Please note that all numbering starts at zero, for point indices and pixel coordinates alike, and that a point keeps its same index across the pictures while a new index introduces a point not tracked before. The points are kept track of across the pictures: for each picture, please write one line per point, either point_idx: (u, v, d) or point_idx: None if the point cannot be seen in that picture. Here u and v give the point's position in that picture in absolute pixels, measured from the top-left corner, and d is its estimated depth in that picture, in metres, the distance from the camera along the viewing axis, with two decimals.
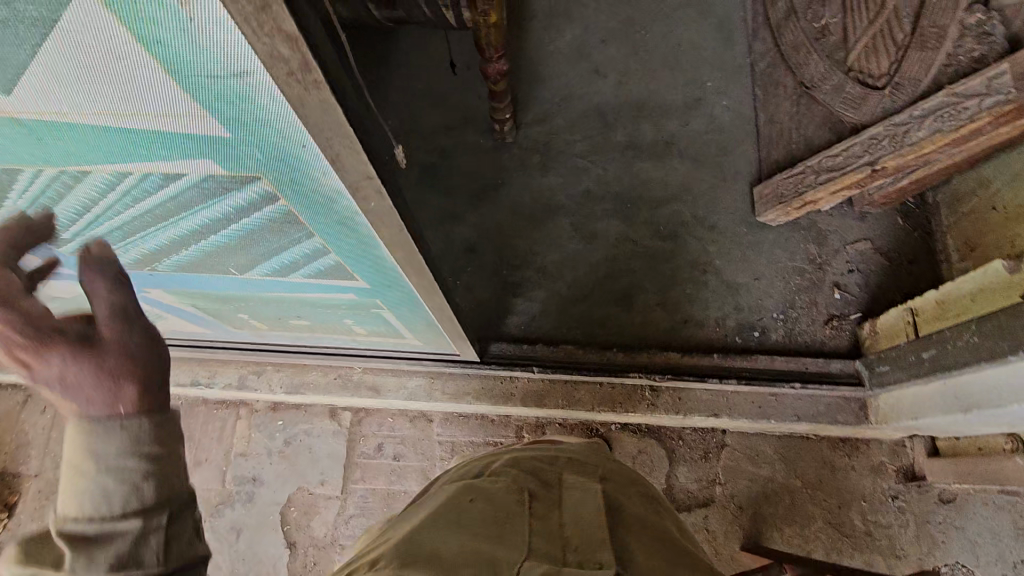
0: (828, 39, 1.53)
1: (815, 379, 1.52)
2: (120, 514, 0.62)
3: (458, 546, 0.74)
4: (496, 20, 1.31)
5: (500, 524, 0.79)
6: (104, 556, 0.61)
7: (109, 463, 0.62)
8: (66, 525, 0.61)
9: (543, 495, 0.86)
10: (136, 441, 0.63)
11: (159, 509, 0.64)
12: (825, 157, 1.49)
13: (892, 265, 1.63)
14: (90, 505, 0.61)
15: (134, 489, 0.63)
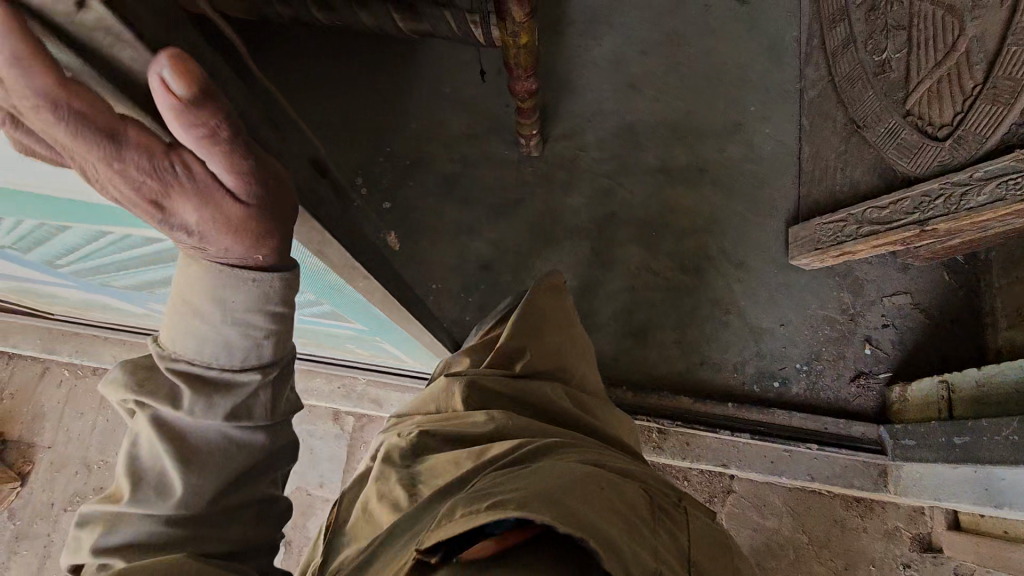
0: (887, 76, 1.40)
1: (834, 442, 1.44)
2: (238, 367, 0.59)
3: (612, 531, 0.54)
4: (528, 42, 1.25)
5: (640, 521, 0.60)
6: (222, 404, 0.59)
7: (236, 315, 0.56)
8: (176, 362, 0.59)
9: (672, 511, 0.68)
10: (265, 297, 0.55)
11: (274, 365, 0.61)
12: (871, 208, 1.39)
13: (931, 323, 1.52)
14: (208, 351, 0.58)
15: (254, 346, 0.59)
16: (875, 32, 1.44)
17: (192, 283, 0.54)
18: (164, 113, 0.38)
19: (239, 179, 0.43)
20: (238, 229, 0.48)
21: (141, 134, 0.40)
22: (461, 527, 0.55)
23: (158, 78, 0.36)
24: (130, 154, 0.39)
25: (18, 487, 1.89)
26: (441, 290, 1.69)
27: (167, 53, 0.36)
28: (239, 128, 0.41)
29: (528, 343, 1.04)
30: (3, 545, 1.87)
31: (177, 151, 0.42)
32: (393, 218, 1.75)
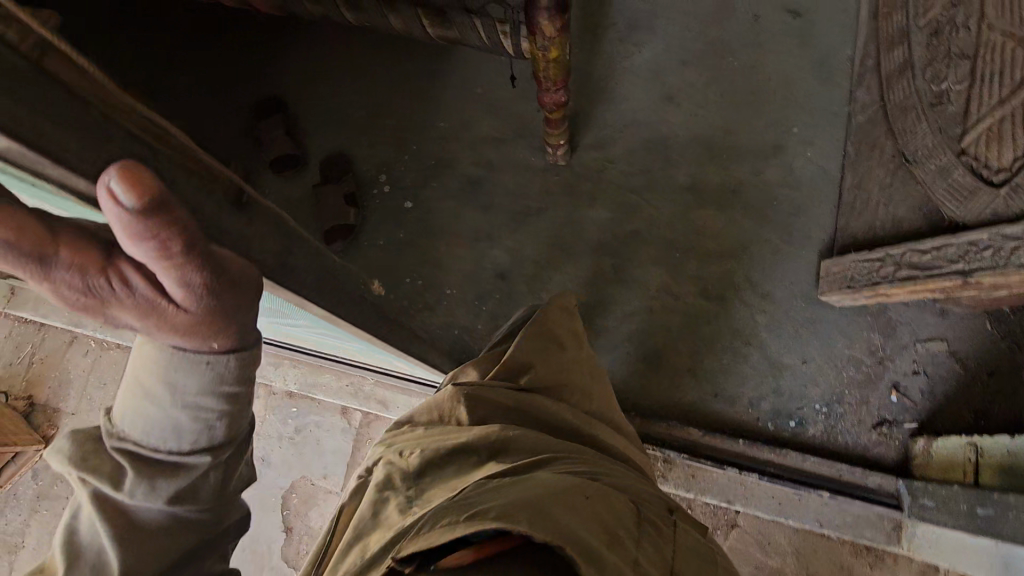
0: (945, 109, 1.30)
1: (846, 491, 1.39)
2: (189, 449, 0.68)
3: (591, 540, 0.63)
4: (557, 56, 1.21)
5: (619, 534, 0.68)
6: (166, 485, 0.67)
7: (188, 398, 0.65)
8: (124, 441, 0.67)
9: (654, 523, 0.76)
10: (220, 379, 0.65)
11: (226, 445, 0.70)
12: (912, 251, 1.31)
13: (968, 375, 1.42)
14: (159, 434, 0.67)
15: (207, 427, 0.67)
16: (935, 59, 1.33)
17: (153, 371, 0.64)
18: (117, 227, 0.47)
19: (184, 289, 0.54)
20: (183, 327, 0.58)
21: (77, 251, 0.49)
22: (443, 536, 0.62)
23: (108, 190, 0.45)
24: (60, 274, 0.48)
25: (42, 449, 1.94)
26: (455, 296, 1.68)
27: (117, 166, 0.45)
28: (191, 239, 0.51)
29: (533, 361, 1.01)
30: (24, 503, 1.92)
31: (116, 267, 0.51)
32: (412, 218, 1.75)
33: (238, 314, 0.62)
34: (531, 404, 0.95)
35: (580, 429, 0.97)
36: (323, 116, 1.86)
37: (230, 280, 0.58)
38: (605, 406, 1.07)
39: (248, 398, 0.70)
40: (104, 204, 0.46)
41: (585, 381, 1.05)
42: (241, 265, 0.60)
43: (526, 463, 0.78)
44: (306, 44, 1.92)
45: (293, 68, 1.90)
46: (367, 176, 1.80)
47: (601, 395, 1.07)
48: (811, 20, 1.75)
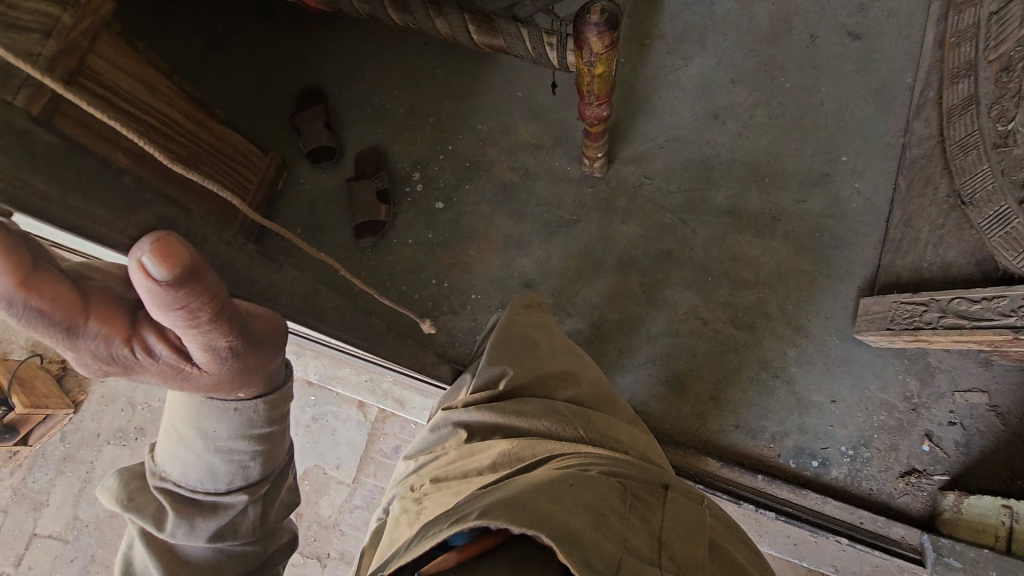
0: (1010, 151, 1.23)
1: (865, 540, 1.33)
2: (225, 489, 0.75)
3: (575, 524, 0.58)
4: (603, 71, 1.18)
5: (607, 515, 0.62)
6: (205, 526, 0.74)
7: (220, 444, 0.71)
8: (166, 481, 0.75)
9: (645, 497, 0.69)
10: (250, 423, 0.71)
11: (260, 481, 0.78)
12: (959, 298, 1.26)
13: (1007, 431, 1.36)
14: (195, 477, 0.74)
15: (241, 468, 0.74)
16: (1005, 96, 1.25)
17: (186, 423, 0.71)
18: (147, 296, 0.48)
19: (210, 354, 0.56)
20: (208, 381, 0.61)
21: (107, 321, 0.50)
22: (427, 544, 0.59)
23: (138, 264, 0.45)
24: (88, 342, 0.49)
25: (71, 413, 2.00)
26: (480, 302, 1.67)
27: (150, 241, 0.46)
28: (218, 304, 0.52)
29: (509, 362, 0.95)
30: (51, 464, 1.98)
31: (141, 333, 0.53)
32: (443, 218, 1.75)
33: (261, 364, 0.65)
34: (523, 403, 0.87)
35: (568, 408, 0.88)
36: (364, 111, 1.86)
37: (253, 340, 0.60)
38: (600, 389, 0.99)
39: (276, 437, 0.76)
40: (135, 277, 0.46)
41: (569, 368, 0.99)
42: (263, 326, 0.62)
43: (509, 471, 0.73)
44: (351, 37, 1.92)
45: (338, 61, 1.91)
46: (401, 173, 1.80)
47: (596, 383, 0.99)
48: (872, 45, 1.67)
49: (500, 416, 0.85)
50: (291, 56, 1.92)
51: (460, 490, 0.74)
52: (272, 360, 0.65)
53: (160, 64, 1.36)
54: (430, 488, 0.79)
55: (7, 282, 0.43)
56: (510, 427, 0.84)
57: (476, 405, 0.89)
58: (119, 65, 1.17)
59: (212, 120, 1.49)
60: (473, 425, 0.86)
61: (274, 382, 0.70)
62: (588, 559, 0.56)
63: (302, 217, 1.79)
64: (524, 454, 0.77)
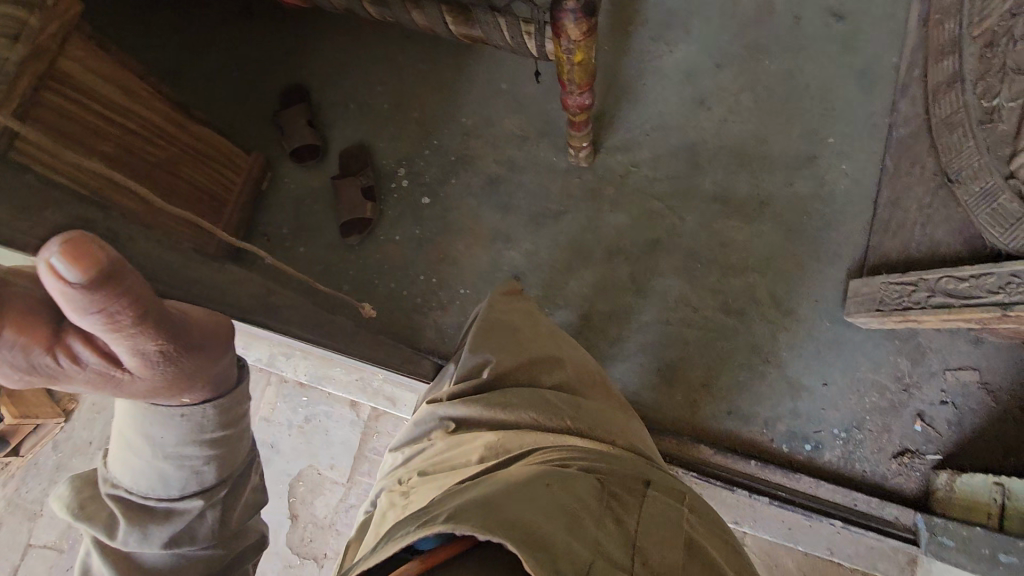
0: (996, 127, 1.22)
1: (860, 522, 1.33)
2: (179, 495, 0.71)
3: (546, 527, 0.57)
4: (583, 59, 1.17)
5: (581, 517, 0.62)
6: (159, 533, 0.70)
7: (168, 450, 0.68)
8: (117, 488, 0.71)
9: (622, 497, 0.69)
10: (199, 429, 0.68)
11: (217, 486, 0.73)
12: (948, 277, 1.24)
13: (998, 408, 1.36)
14: (147, 484, 0.70)
15: (194, 474, 0.71)
16: (989, 72, 1.26)
17: (134, 428, 0.67)
18: (60, 299, 0.44)
19: (145, 359, 0.53)
20: (144, 388, 0.57)
21: (25, 329, 0.46)
22: (394, 546, 0.59)
23: (47, 266, 0.42)
24: (3, 352, 0.45)
25: (62, 421, 1.98)
26: (469, 297, 1.65)
27: (60, 241, 0.42)
28: (141, 306, 0.49)
29: (492, 352, 0.94)
30: (43, 473, 1.97)
31: (65, 342, 0.49)
32: (429, 214, 1.73)
33: (204, 367, 0.62)
34: (510, 394, 0.86)
35: (554, 396, 0.87)
36: (346, 107, 1.84)
37: (187, 341, 0.57)
38: (587, 373, 0.98)
39: (231, 440, 0.73)
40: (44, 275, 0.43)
41: (552, 351, 0.98)
42: (194, 326, 0.59)
43: (489, 466, 0.73)
44: (332, 32, 1.89)
45: (319, 57, 1.88)
46: (386, 169, 1.78)
47: (580, 364, 0.99)
48: (857, 25, 1.66)
49: (485, 410, 0.84)
50: (271, 54, 1.89)
51: (442, 482, 0.74)
52: (216, 362, 0.64)
53: (134, 66, 1.34)
54: (416, 480, 0.78)
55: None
56: (496, 421, 0.83)
57: (461, 398, 0.88)
58: (98, 71, 1.16)
59: (191, 121, 1.47)
60: (457, 420, 0.85)
61: (223, 383, 0.68)
62: (557, 564, 0.54)
63: (287, 216, 1.77)
64: (508, 446, 0.77)
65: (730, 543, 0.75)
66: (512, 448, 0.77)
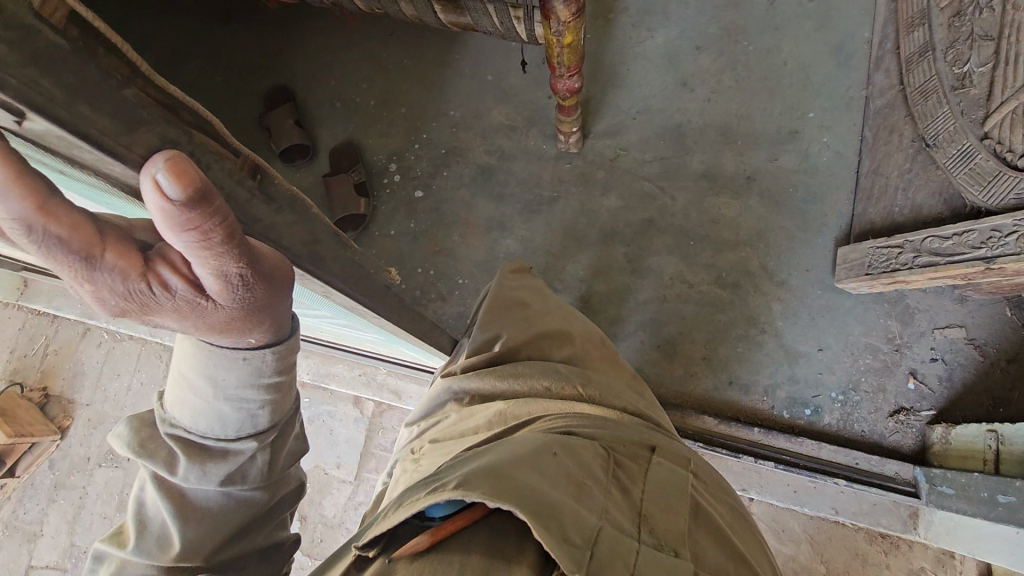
0: (967, 92, 1.28)
1: (864, 479, 1.38)
2: (234, 436, 0.65)
3: (556, 496, 0.57)
4: (572, 42, 1.20)
5: (588, 485, 0.62)
6: (216, 471, 0.65)
7: (228, 393, 0.61)
8: (176, 428, 0.65)
9: (627, 465, 0.69)
10: (257, 373, 0.61)
11: (270, 430, 0.67)
12: (933, 236, 1.29)
13: (986, 362, 1.42)
14: (206, 424, 0.64)
15: (249, 416, 0.64)
16: (958, 40, 1.31)
17: (191, 364, 0.60)
18: (155, 218, 0.38)
19: (237, 292, 0.47)
20: (221, 324, 0.51)
21: (121, 252, 0.41)
22: (402, 514, 0.58)
23: (152, 183, 0.36)
24: (103, 277, 0.40)
25: (57, 439, 1.93)
26: (468, 286, 1.66)
27: (164, 156, 0.36)
28: (235, 229, 0.42)
29: (502, 327, 0.95)
30: (41, 494, 1.92)
31: (155, 268, 0.43)
32: (423, 207, 1.74)
33: (279, 310, 0.55)
34: (520, 364, 0.87)
35: (566, 366, 0.89)
36: (334, 106, 1.84)
37: (270, 273, 0.49)
38: (596, 345, 1.01)
39: (289, 387, 0.66)
40: (144, 197, 0.37)
41: (561, 325, 0.99)
42: (276, 258, 0.51)
43: (497, 434, 0.73)
44: (314, 33, 1.89)
45: (302, 57, 1.88)
46: (377, 164, 1.79)
47: (587, 336, 1.01)
48: (828, 3, 1.71)
49: (497, 381, 0.84)
50: (253, 56, 1.89)
51: (453, 448, 0.74)
52: (291, 305, 0.57)
53: None
54: (427, 448, 0.79)
55: (23, 204, 0.34)
56: (507, 391, 0.83)
57: (474, 371, 0.88)
58: None
59: None
60: (470, 392, 0.85)
61: (285, 331, 0.60)
62: (565, 531, 0.54)
63: None
64: (518, 413, 0.77)
65: (734, 505, 0.77)
66: (522, 415, 0.77)
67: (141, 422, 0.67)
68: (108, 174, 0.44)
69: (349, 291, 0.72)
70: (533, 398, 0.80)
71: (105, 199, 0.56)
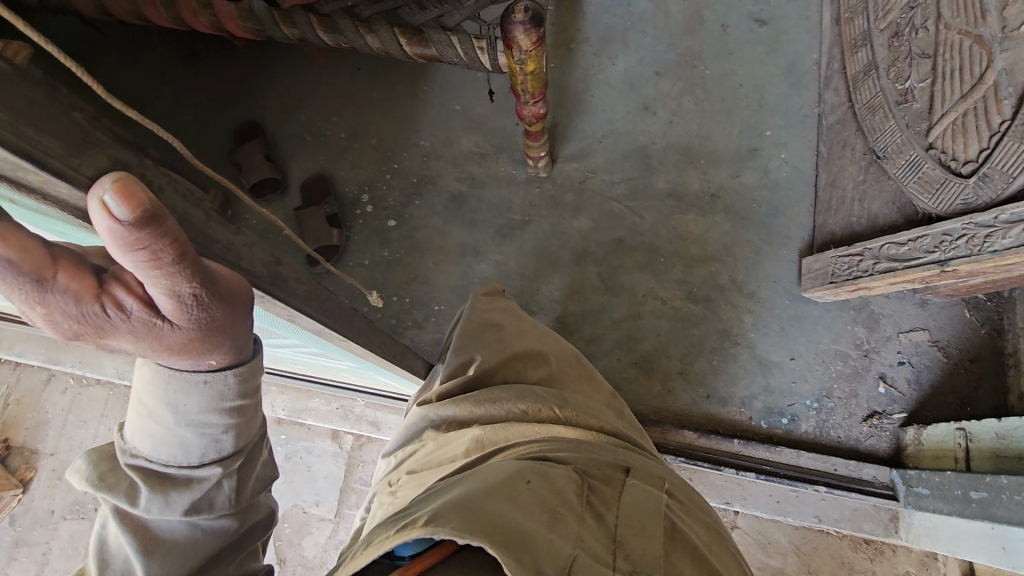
0: (911, 106, 1.36)
1: (842, 485, 1.40)
2: (198, 463, 0.63)
3: (526, 527, 0.55)
4: (535, 69, 1.25)
5: (562, 512, 0.60)
6: (180, 500, 0.63)
7: (190, 419, 0.60)
8: (136, 457, 0.63)
9: (602, 490, 0.68)
10: (220, 397, 0.60)
11: (235, 455, 0.66)
12: (891, 244, 1.35)
13: (949, 363, 1.46)
14: (167, 451, 0.62)
15: (213, 442, 0.63)
16: (898, 59, 1.40)
17: (150, 391, 0.59)
18: (104, 240, 0.38)
19: (192, 313, 0.47)
20: (179, 345, 0.50)
21: (75, 274, 0.40)
22: (370, 555, 0.56)
23: (98, 204, 0.35)
24: (55, 299, 0.39)
25: (19, 493, 1.84)
26: (444, 312, 1.67)
27: (112, 177, 0.36)
28: (187, 248, 0.42)
29: (475, 351, 0.94)
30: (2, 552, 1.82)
31: (109, 290, 0.43)
32: (396, 236, 1.75)
33: (238, 334, 0.55)
34: (496, 389, 0.85)
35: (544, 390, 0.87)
36: (304, 139, 1.85)
37: (227, 294, 0.49)
38: (569, 363, 1.01)
39: (254, 409, 0.65)
40: (93, 220, 0.36)
41: (535, 346, 0.98)
42: (232, 278, 0.50)
43: (471, 463, 0.71)
44: (283, 69, 1.92)
45: (272, 93, 1.90)
46: (348, 196, 1.79)
47: (560, 356, 1.01)
48: (778, 28, 1.81)
49: (473, 407, 0.82)
50: (222, 95, 1.90)
51: (429, 479, 0.72)
52: (248, 329, 0.55)
53: None
54: (403, 479, 0.78)
55: None
56: (482, 416, 0.81)
57: (448, 398, 0.86)
58: None
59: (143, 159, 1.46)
60: (448, 419, 0.82)
61: (246, 352, 0.59)
62: (537, 563, 0.52)
63: None
64: (496, 439, 0.75)
65: (712, 526, 0.76)
66: (500, 441, 0.75)
67: (100, 456, 0.65)
68: (57, 198, 0.43)
69: (320, 314, 0.70)
70: (510, 422, 0.79)
71: (66, 229, 0.55)
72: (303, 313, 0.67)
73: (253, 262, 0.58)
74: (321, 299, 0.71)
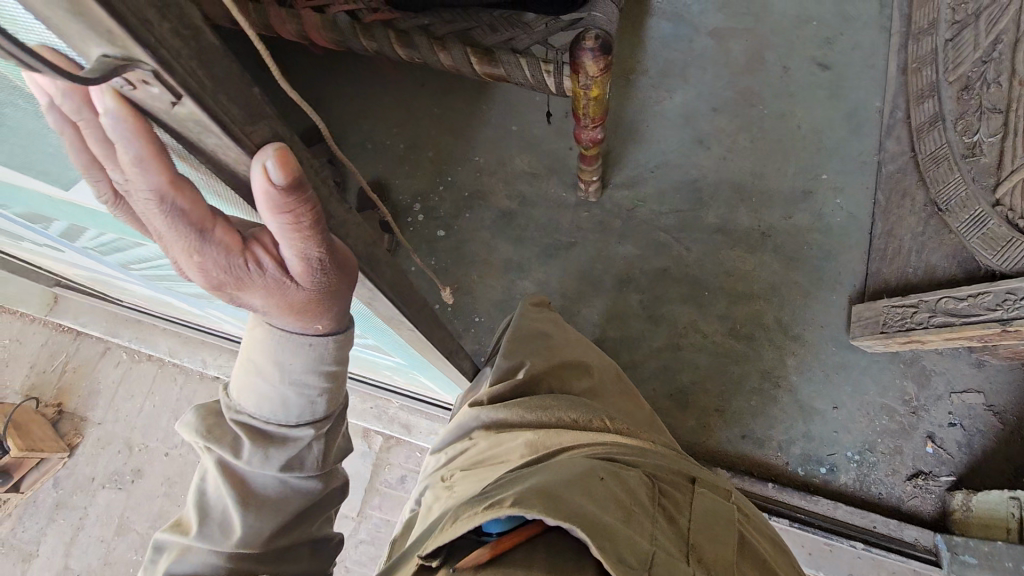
0: (979, 160, 1.37)
1: (881, 543, 1.34)
2: (294, 423, 0.67)
3: (606, 519, 0.57)
4: (598, 95, 1.30)
5: (635, 510, 0.61)
6: (279, 455, 0.67)
7: (293, 377, 0.63)
8: (241, 414, 0.68)
9: (672, 493, 0.69)
10: (320, 359, 0.63)
11: (326, 419, 0.69)
12: (949, 298, 1.32)
13: (1004, 431, 1.40)
14: (269, 409, 0.66)
15: (309, 403, 0.66)
16: None
17: (260, 349, 0.62)
18: (259, 202, 0.42)
19: (314, 278, 0.50)
20: (297, 304, 0.54)
21: (226, 230, 0.45)
22: (463, 528, 0.58)
23: (261, 169, 0.39)
24: (209, 250, 0.44)
25: (65, 457, 1.93)
26: (484, 324, 1.70)
27: (274, 147, 0.40)
28: (322, 217, 0.45)
29: (526, 356, 0.96)
30: (41, 512, 1.90)
31: (251, 247, 0.47)
32: (443, 246, 1.79)
33: (344, 304, 0.58)
34: (549, 398, 0.86)
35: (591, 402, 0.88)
36: (366, 147, 1.93)
37: (342, 264, 0.52)
38: (610, 376, 1.02)
39: (346, 376, 0.68)
40: (253, 184, 0.40)
41: (580, 357, 1.00)
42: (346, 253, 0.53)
43: (534, 460, 0.72)
44: (353, 80, 2.02)
45: (341, 102, 1.99)
46: (402, 204, 1.85)
47: (604, 369, 1.02)
48: (841, 74, 1.81)
49: (525, 412, 0.83)
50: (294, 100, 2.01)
51: (490, 476, 0.74)
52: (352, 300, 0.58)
53: None
54: (459, 476, 0.79)
55: (159, 177, 0.39)
56: (534, 422, 0.82)
57: (500, 399, 0.88)
58: None
59: None
60: (498, 421, 0.84)
61: (347, 320, 0.62)
62: (620, 553, 0.54)
63: None
64: (551, 443, 0.75)
65: (775, 539, 0.75)
66: (555, 445, 0.75)
67: (208, 411, 0.70)
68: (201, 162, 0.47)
69: (399, 301, 0.74)
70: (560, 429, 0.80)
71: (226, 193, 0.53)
72: (382, 297, 0.70)
73: (357, 240, 0.60)
74: (400, 287, 0.74)
